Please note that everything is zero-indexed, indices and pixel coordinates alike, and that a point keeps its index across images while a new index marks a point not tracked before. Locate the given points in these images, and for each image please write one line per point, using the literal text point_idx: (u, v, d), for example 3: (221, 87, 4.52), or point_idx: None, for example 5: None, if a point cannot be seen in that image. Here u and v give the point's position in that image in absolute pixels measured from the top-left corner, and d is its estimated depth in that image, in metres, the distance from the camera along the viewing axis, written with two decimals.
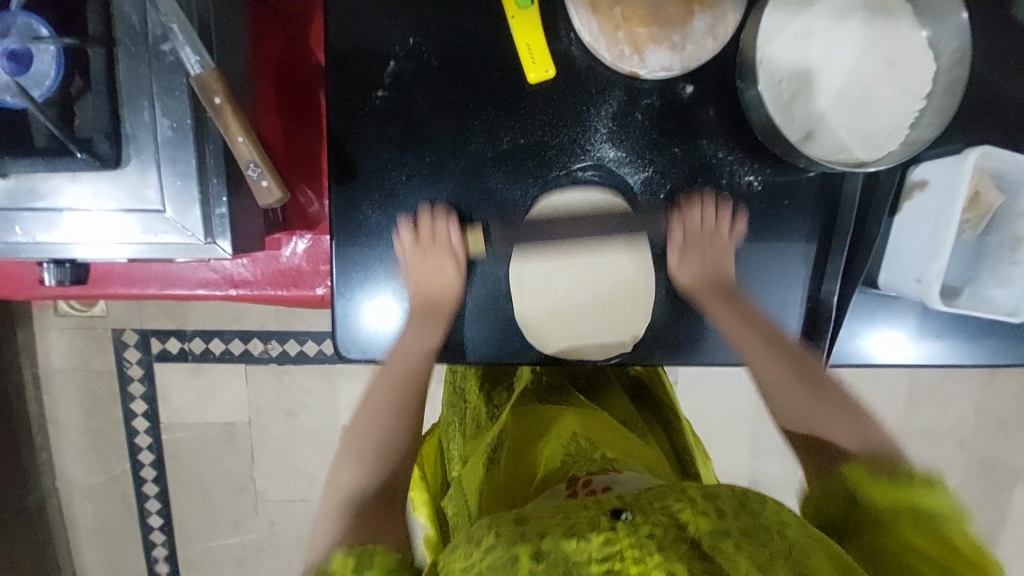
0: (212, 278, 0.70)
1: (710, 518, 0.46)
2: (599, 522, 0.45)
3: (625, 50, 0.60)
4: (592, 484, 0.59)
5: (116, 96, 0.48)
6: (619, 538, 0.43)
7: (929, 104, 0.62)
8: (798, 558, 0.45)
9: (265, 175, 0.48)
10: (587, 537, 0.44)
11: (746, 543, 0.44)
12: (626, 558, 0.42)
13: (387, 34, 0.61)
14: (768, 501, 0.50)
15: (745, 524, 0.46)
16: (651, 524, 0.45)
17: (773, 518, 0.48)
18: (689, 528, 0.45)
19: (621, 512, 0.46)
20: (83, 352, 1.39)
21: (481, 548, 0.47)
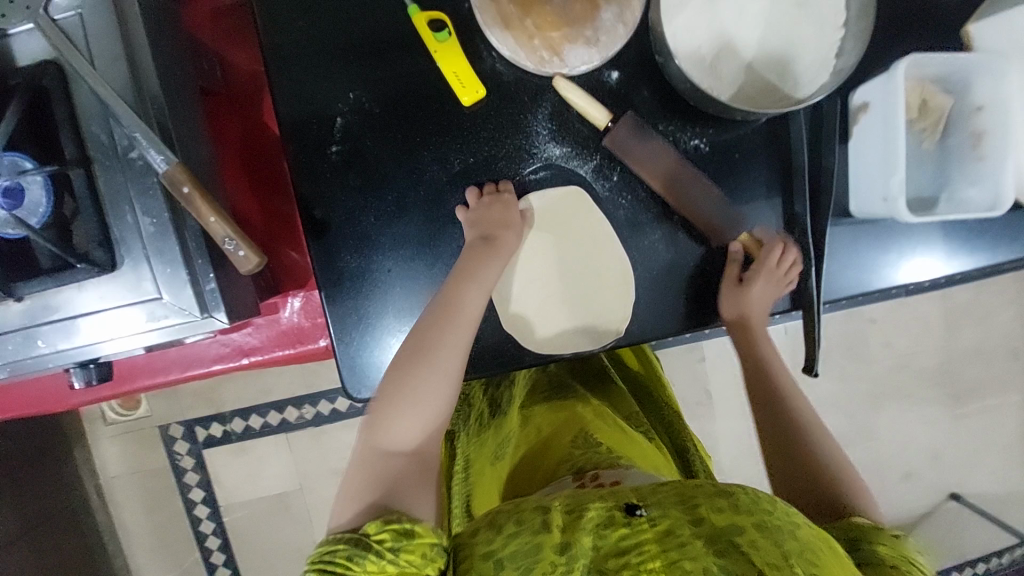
0: (224, 352, 0.75)
1: (724, 515, 0.52)
2: (615, 517, 0.54)
3: (545, 54, 0.65)
4: (600, 477, 0.67)
5: (101, 207, 0.54)
6: (641, 532, 0.52)
7: (848, 31, 0.64)
8: (809, 552, 0.49)
9: (241, 245, 0.53)
10: (603, 532, 0.53)
11: (760, 539, 0.50)
12: (647, 552, 0.51)
13: (330, 97, 0.67)
14: (778, 500, 0.54)
15: (758, 519, 0.51)
16: (666, 518, 0.53)
17: (785, 518, 0.52)
18: (706, 523, 0.52)
19: (638, 508, 0.55)
20: (136, 454, 1.47)
21: (504, 535, 0.54)
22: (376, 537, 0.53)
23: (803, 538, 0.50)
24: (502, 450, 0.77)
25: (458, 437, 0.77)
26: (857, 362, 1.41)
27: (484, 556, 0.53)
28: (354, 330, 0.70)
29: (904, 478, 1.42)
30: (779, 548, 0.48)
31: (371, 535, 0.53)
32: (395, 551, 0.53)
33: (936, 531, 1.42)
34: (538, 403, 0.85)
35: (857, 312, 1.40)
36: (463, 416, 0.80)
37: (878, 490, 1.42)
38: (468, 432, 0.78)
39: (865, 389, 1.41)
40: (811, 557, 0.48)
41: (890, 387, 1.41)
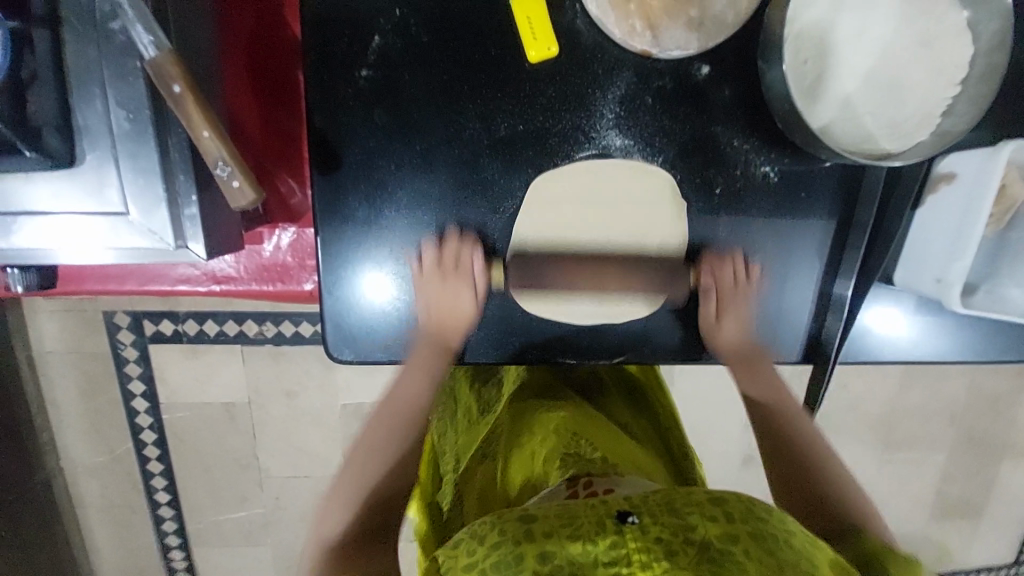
0: (194, 275, 0.66)
1: (718, 526, 0.45)
2: (605, 525, 0.45)
3: (637, 24, 0.55)
4: (593, 485, 0.60)
5: (67, 86, 0.43)
6: (629, 540, 0.44)
7: (965, 90, 0.57)
8: (806, 563, 0.44)
9: (235, 174, 0.44)
10: (594, 540, 0.44)
11: (755, 550, 0.44)
12: (634, 561, 0.43)
13: (371, 9, 0.55)
14: (771, 506, 0.49)
15: (753, 529, 0.45)
16: (659, 527, 0.45)
17: (781, 526, 0.47)
18: (696, 532, 0.45)
19: (628, 515, 0.46)
20: (75, 333, 1.36)
21: (484, 545, 0.46)
22: None
23: (798, 547, 0.46)
24: (488, 449, 0.74)
25: (444, 433, 0.75)
26: None
27: (463, 566, 0.46)
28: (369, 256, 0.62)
29: None
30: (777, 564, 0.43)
31: None
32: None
33: None
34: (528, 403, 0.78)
35: None
36: (450, 410, 0.78)
37: None
38: (454, 429, 0.76)
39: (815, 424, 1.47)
40: (805, 568, 0.44)
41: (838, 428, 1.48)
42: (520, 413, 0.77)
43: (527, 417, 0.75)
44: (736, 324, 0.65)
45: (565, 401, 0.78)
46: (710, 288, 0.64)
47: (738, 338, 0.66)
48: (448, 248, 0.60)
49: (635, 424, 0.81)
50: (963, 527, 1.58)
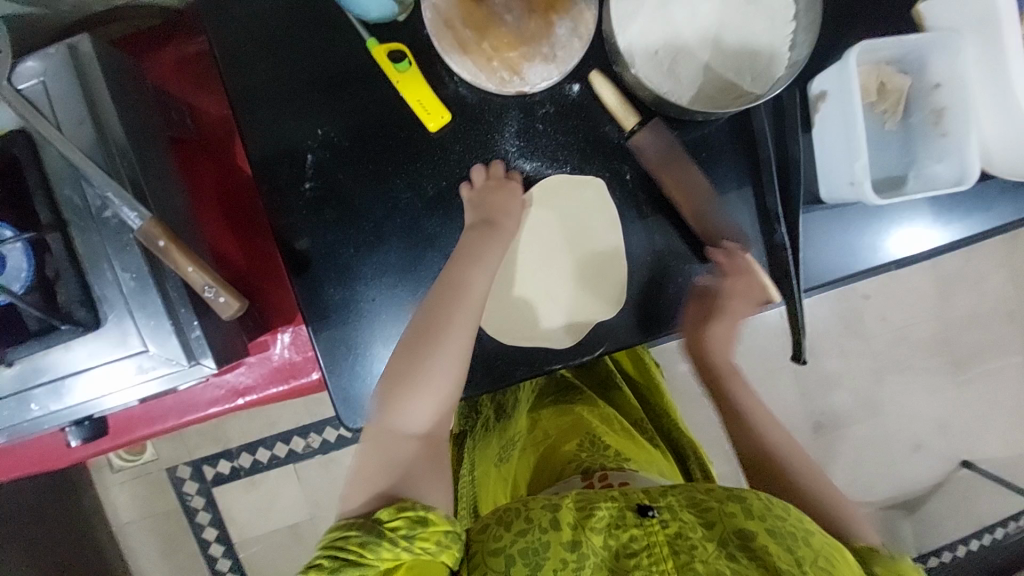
0: (219, 394, 0.76)
1: (735, 519, 0.55)
2: (628, 518, 0.56)
3: (505, 74, 0.66)
4: (608, 478, 0.68)
5: (81, 268, 0.55)
6: (652, 533, 0.55)
7: (798, 24, 0.64)
8: (822, 559, 0.52)
9: (221, 292, 0.54)
10: (615, 533, 0.55)
11: (769, 541, 0.53)
12: (654, 550, 0.54)
13: (301, 136, 0.68)
14: (789, 505, 0.57)
15: (770, 524, 0.54)
16: (676, 521, 0.56)
17: (798, 522, 0.55)
18: (715, 528, 0.55)
19: (649, 509, 0.56)
20: (147, 497, 1.45)
21: (511, 531, 0.57)
22: (389, 524, 0.56)
23: (814, 544, 0.53)
24: (507, 452, 0.77)
25: (467, 444, 0.83)
26: (857, 341, 1.41)
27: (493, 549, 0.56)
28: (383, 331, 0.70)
29: (915, 452, 1.42)
30: (790, 554, 0.52)
31: (385, 522, 0.55)
32: (409, 538, 0.55)
33: (953, 502, 1.42)
34: (543, 410, 0.84)
35: (851, 290, 1.41)
36: (472, 423, 0.87)
37: (890, 465, 1.41)
38: (477, 438, 0.83)
39: (866, 366, 1.41)
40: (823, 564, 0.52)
41: (891, 361, 1.42)
42: (536, 420, 0.83)
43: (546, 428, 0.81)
44: (681, 188, 0.67)
45: (579, 403, 0.83)
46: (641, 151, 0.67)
47: (689, 193, 0.68)
48: (409, 246, 0.69)
49: (644, 422, 0.84)
50: None
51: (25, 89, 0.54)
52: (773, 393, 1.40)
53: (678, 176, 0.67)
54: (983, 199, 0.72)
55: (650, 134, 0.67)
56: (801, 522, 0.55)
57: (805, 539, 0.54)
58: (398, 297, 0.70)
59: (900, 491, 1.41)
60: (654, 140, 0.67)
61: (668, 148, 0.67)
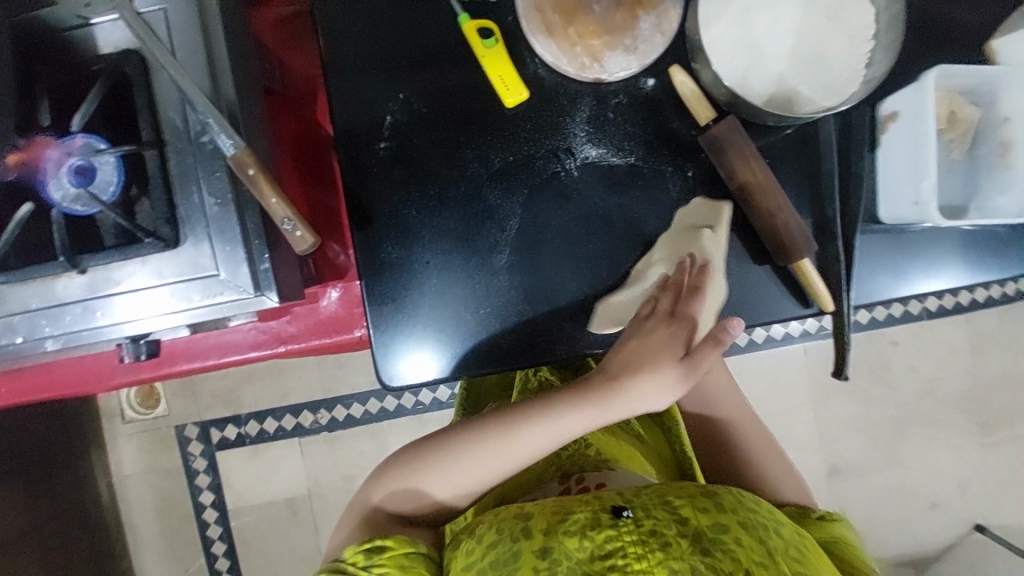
0: (261, 339, 0.77)
1: (709, 515, 0.56)
2: (602, 520, 0.55)
3: (586, 60, 0.69)
4: (585, 481, 0.73)
5: (171, 187, 0.57)
6: (623, 533, 0.53)
7: (877, 43, 0.67)
8: (793, 549, 0.56)
9: (298, 226, 0.56)
10: (589, 533, 0.54)
11: (743, 535, 0.54)
12: (630, 552, 0.52)
13: (382, 98, 0.71)
14: (758, 499, 0.59)
15: (741, 517, 0.56)
16: (649, 517, 0.55)
17: (766, 518, 0.58)
18: (690, 523, 0.54)
19: (623, 509, 0.56)
20: (151, 452, 1.44)
21: (486, 546, 0.58)
22: (351, 559, 0.63)
23: (783, 538, 0.57)
24: None
25: None
26: (883, 386, 1.39)
27: (466, 561, 0.59)
28: (436, 297, 0.71)
29: (930, 509, 1.38)
30: (761, 545, 0.54)
31: (347, 559, 0.63)
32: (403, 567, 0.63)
33: (966, 566, 1.37)
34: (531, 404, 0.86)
35: (882, 334, 1.39)
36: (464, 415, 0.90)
37: (903, 518, 1.37)
38: None
39: (890, 412, 1.39)
40: (794, 555, 0.55)
41: (916, 411, 1.39)
42: None
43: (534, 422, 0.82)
44: (754, 188, 0.67)
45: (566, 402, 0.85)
46: (716, 151, 0.68)
47: (762, 194, 0.67)
48: (470, 215, 0.71)
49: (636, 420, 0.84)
50: None
51: (144, 13, 0.57)
52: (792, 427, 1.37)
53: (749, 179, 0.67)
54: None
55: (733, 138, 0.67)
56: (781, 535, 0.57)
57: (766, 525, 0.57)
58: (451, 265, 0.71)
59: (912, 546, 1.37)
60: (732, 143, 0.67)
61: (746, 151, 0.67)
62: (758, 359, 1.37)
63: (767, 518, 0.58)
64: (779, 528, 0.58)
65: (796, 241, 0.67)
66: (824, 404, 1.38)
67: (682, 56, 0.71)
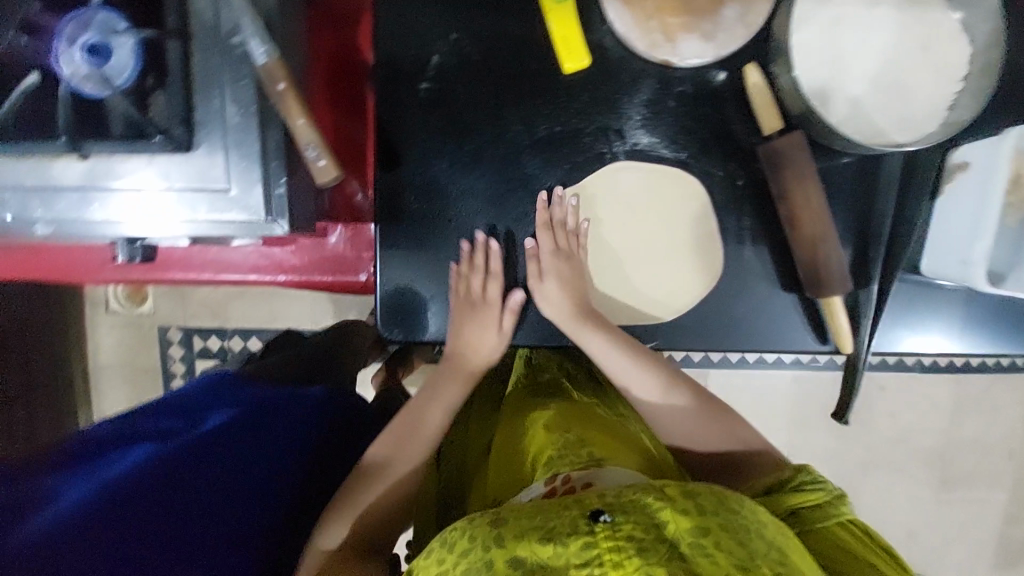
0: (263, 264, 0.74)
1: (690, 518, 0.45)
2: (578, 527, 0.44)
3: (658, 38, 0.63)
4: (572, 480, 0.61)
5: (190, 85, 0.53)
6: (600, 541, 0.43)
7: (964, 87, 0.62)
8: (776, 552, 0.45)
9: (323, 156, 0.53)
10: (564, 542, 0.44)
11: (727, 542, 0.44)
12: (606, 560, 0.42)
13: (432, 34, 0.65)
14: (742, 497, 0.49)
15: (725, 520, 0.45)
16: (631, 521, 0.44)
17: (753, 518, 0.47)
18: (668, 527, 0.44)
19: (601, 512, 0.45)
20: (131, 348, 1.42)
21: (454, 554, 0.47)
22: None
23: (769, 537, 0.46)
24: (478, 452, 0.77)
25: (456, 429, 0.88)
26: (860, 427, 1.40)
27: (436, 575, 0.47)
28: (451, 259, 0.68)
29: None
30: (749, 553, 0.44)
31: None
32: None
33: None
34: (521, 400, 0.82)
35: (872, 377, 1.39)
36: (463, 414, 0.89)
37: None
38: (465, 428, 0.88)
39: (860, 453, 1.41)
40: (777, 558, 0.45)
41: (884, 456, 1.41)
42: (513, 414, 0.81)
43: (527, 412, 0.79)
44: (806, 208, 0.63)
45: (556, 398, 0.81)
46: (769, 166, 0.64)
47: (811, 219, 0.63)
48: (497, 222, 0.67)
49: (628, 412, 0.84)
50: None
51: None
52: None
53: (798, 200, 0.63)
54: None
55: (798, 156, 0.63)
56: (791, 539, 0.49)
57: (771, 544, 0.46)
58: (473, 235, 0.67)
59: None
60: (797, 154, 0.62)
61: (805, 165, 0.63)
62: (747, 377, 1.37)
63: (756, 519, 0.47)
64: (767, 524, 0.48)
65: (829, 273, 0.64)
66: (801, 433, 1.39)
67: (760, 56, 0.65)
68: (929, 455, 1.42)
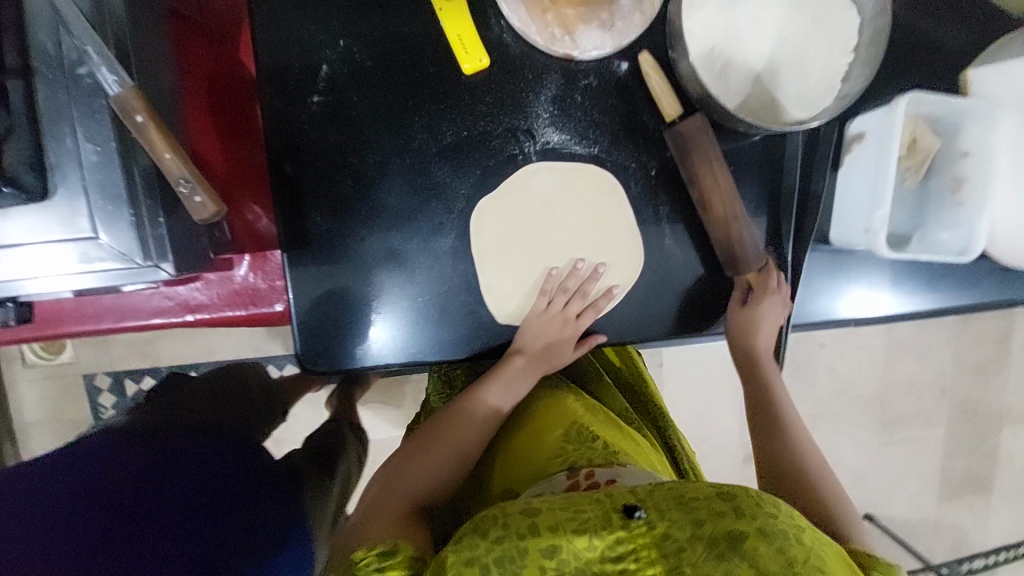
0: (167, 306, 0.68)
1: (726, 520, 0.43)
2: (612, 520, 0.45)
3: (557, 32, 0.62)
4: (594, 476, 0.60)
5: (41, 129, 0.46)
6: (635, 537, 0.44)
7: (857, 56, 0.64)
8: (814, 560, 0.42)
9: (196, 190, 0.49)
10: (599, 534, 0.44)
11: (765, 545, 0.42)
12: (641, 557, 0.43)
13: (319, 43, 0.61)
14: (775, 500, 0.47)
15: (763, 524, 0.43)
16: (666, 521, 0.44)
17: (788, 526, 0.44)
18: (705, 526, 0.43)
19: (635, 509, 0.46)
20: (56, 401, 1.31)
21: (487, 539, 0.46)
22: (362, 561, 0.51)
23: (807, 546, 0.43)
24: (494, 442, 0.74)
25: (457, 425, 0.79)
26: (807, 385, 1.47)
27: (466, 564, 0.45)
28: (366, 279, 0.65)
29: None
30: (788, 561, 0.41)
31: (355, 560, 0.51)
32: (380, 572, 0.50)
33: None
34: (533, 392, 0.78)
35: (813, 337, 1.46)
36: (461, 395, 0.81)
37: None
38: None
39: (809, 409, 1.48)
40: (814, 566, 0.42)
41: (831, 409, 1.49)
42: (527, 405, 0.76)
43: (538, 411, 0.75)
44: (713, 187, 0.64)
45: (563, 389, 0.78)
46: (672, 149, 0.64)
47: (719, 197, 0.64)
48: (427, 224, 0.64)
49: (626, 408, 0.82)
50: (976, 505, 1.56)
51: None
52: None
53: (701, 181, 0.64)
54: (982, 273, 0.73)
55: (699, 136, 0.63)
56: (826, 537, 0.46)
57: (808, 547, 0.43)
58: (388, 248, 0.64)
59: None
60: (692, 136, 0.63)
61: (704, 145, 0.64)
62: None
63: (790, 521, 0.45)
64: (804, 527, 0.46)
65: (739, 251, 0.66)
66: None
67: (660, 43, 0.65)
68: (870, 402, 1.50)
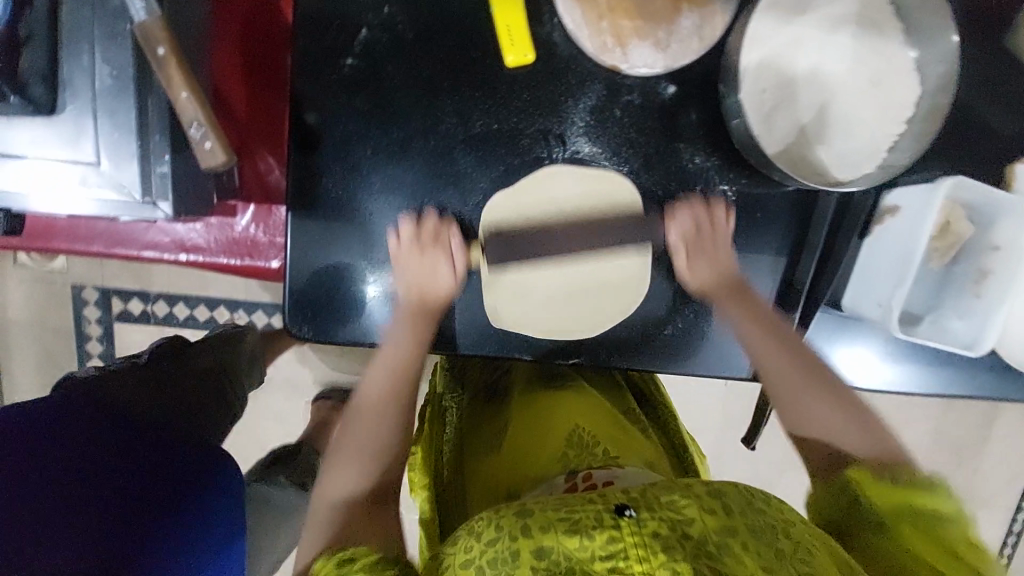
0: (163, 242, 0.66)
1: (716, 518, 0.45)
2: (603, 519, 0.44)
3: (608, 42, 0.59)
4: (592, 478, 0.60)
5: (61, 43, 0.47)
6: (624, 535, 0.42)
7: (908, 129, 0.60)
8: (802, 554, 0.45)
9: (207, 136, 0.48)
10: (591, 533, 0.43)
11: (751, 542, 0.44)
12: (631, 555, 0.42)
13: (363, 4, 0.58)
14: (770, 497, 0.50)
15: (750, 520, 0.46)
16: (656, 521, 0.44)
17: (777, 518, 0.48)
18: (693, 527, 0.44)
19: (626, 508, 0.45)
20: (42, 304, 1.30)
21: (482, 541, 0.46)
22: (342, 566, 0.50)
23: (795, 537, 0.46)
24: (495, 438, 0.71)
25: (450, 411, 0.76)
26: None
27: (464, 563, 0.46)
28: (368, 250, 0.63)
29: None
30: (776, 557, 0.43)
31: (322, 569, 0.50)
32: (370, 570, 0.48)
33: None
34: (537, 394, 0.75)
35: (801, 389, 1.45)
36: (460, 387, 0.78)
37: None
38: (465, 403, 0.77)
39: None
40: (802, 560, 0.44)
41: None
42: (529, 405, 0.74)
43: (545, 411, 0.72)
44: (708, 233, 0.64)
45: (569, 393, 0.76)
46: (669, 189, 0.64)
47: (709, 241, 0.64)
48: (428, 221, 0.62)
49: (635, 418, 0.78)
50: None
51: None
52: None
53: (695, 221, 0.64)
54: (989, 369, 0.71)
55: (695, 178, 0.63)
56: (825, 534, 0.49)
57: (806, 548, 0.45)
58: (387, 229, 0.62)
59: None
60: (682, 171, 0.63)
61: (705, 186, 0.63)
62: None
63: (781, 517, 0.48)
64: (795, 526, 0.48)
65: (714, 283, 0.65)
66: None
67: (712, 73, 0.62)
68: None
